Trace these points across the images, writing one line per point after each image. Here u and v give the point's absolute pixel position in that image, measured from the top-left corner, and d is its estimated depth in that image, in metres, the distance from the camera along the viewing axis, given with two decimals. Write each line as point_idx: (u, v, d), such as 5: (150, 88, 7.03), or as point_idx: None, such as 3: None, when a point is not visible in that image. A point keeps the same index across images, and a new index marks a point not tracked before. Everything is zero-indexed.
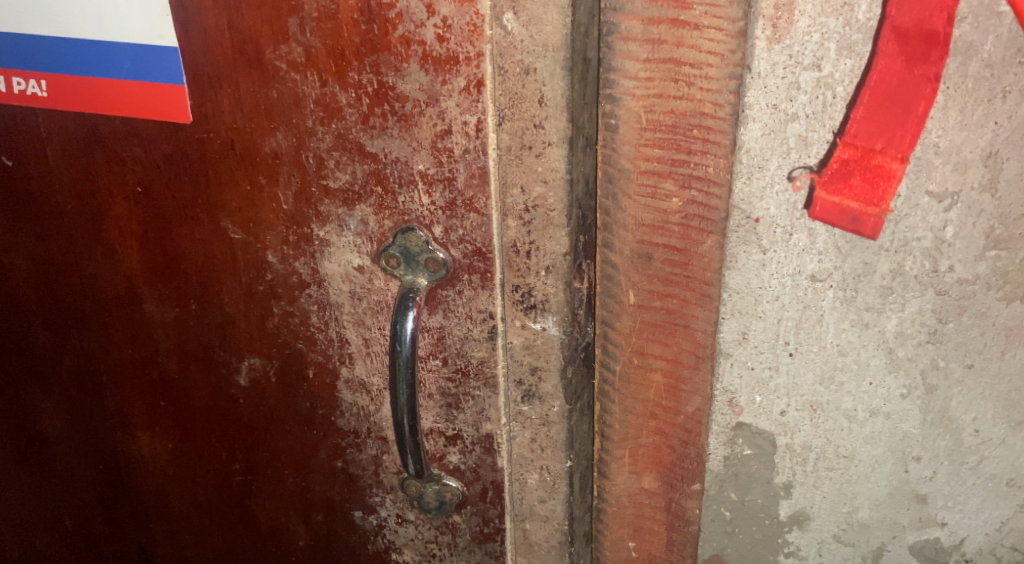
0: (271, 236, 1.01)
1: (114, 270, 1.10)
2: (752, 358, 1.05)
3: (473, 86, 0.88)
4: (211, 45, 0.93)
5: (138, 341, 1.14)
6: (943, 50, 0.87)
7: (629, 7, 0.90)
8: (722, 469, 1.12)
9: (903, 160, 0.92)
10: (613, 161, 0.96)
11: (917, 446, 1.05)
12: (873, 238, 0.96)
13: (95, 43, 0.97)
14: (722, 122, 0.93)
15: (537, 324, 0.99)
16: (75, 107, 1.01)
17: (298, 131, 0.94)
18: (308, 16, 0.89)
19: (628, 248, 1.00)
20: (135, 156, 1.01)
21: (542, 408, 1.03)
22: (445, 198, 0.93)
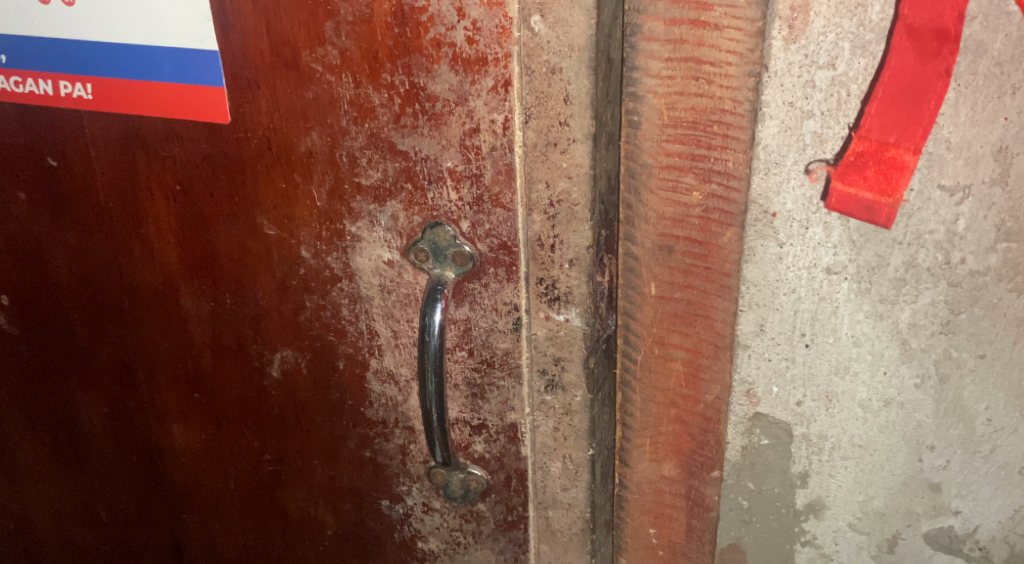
0: (306, 232, 1.05)
1: (153, 265, 1.14)
2: (769, 349, 1.07)
3: (501, 86, 0.91)
4: (250, 48, 0.97)
5: (174, 335, 1.18)
6: (954, 47, 0.90)
7: (651, 8, 0.94)
8: (739, 458, 1.14)
9: (916, 152, 0.94)
10: (635, 156, 1.01)
11: (930, 435, 1.07)
12: (886, 226, 0.99)
13: (139, 47, 1.01)
14: (741, 119, 0.96)
15: (561, 316, 1.02)
16: (119, 109, 1.05)
17: (332, 131, 0.98)
18: (344, 20, 0.93)
19: (649, 241, 1.04)
20: (175, 156, 1.06)
21: (564, 398, 1.06)
22: (473, 193, 0.97)
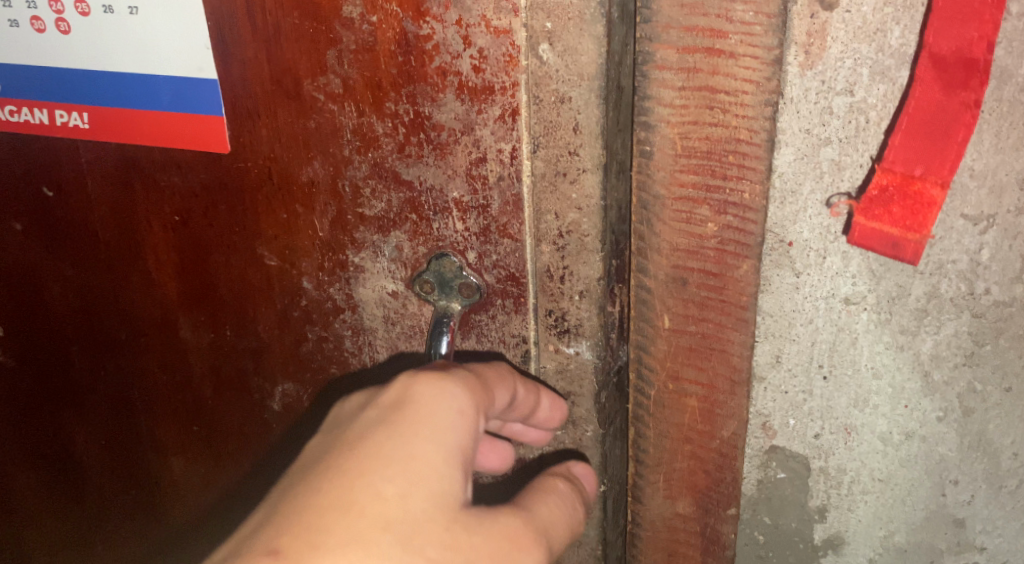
0: (307, 262, 1.02)
1: (151, 296, 1.12)
2: (786, 382, 1.04)
3: (508, 115, 0.88)
4: (250, 77, 0.94)
5: (173, 366, 1.15)
6: (982, 77, 0.83)
7: (664, 36, 0.89)
8: (755, 493, 1.12)
9: (944, 186, 0.87)
10: (647, 187, 0.95)
11: (954, 469, 1.04)
12: (914, 264, 0.91)
13: (136, 76, 0.99)
14: (758, 148, 0.91)
15: (571, 349, 0.97)
16: (117, 138, 1.03)
17: (334, 160, 0.96)
18: (346, 48, 0.90)
19: (663, 273, 0.98)
20: (173, 186, 1.03)
21: (575, 433, 1.01)
22: (479, 224, 0.94)
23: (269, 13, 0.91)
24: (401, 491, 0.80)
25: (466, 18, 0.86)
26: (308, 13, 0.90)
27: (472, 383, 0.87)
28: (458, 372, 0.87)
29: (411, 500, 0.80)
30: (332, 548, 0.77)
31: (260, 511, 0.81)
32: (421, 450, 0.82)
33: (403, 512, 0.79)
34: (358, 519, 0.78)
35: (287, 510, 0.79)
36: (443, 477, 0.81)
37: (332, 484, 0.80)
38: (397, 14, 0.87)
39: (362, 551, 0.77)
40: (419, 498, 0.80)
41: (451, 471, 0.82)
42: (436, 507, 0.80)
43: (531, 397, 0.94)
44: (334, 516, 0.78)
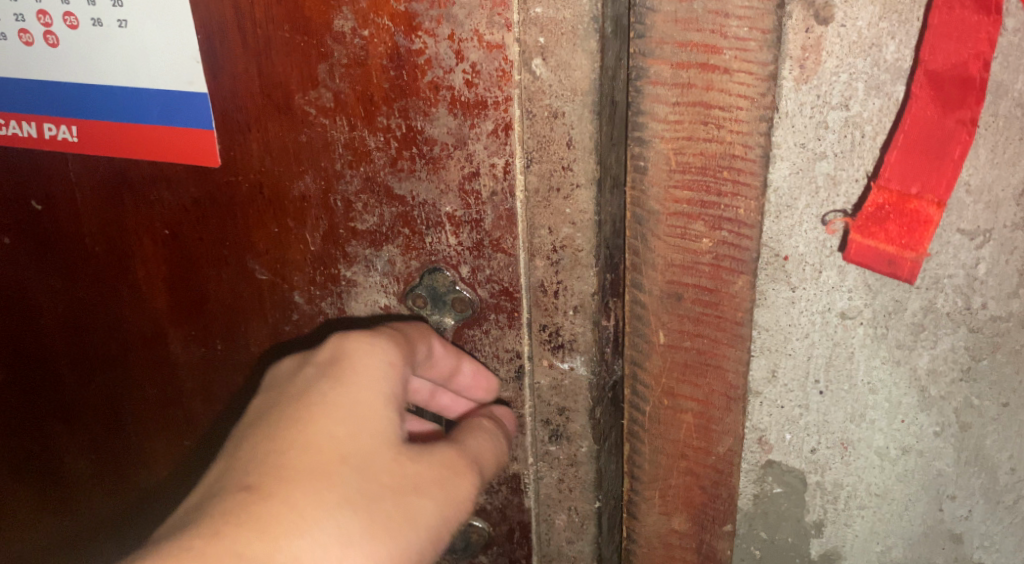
0: (298, 277, 1.01)
1: (141, 310, 1.11)
2: (782, 396, 1.04)
3: (501, 130, 0.88)
4: (241, 91, 0.93)
5: (163, 380, 1.14)
6: (979, 95, 0.82)
7: (658, 51, 0.88)
8: (751, 507, 1.11)
9: (941, 204, 0.86)
10: (642, 203, 0.94)
11: (951, 484, 1.03)
12: (911, 281, 0.90)
13: (126, 89, 0.98)
14: (752, 164, 0.90)
15: (565, 364, 0.96)
16: (106, 152, 1.02)
17: (326, 174, 0.95)
18: (337, 62, 0.89)
19: (657, 289, 0.96)
20: (163, 200, 1.02)
21: (569, 449, 1.00)
22: (472, 238, 0.93)
23: (258, 27, 0.90)
24: (352, 429, 0.83)
25: (458, 32, 0.85)
26: (299, 27, 0.89)
27: (397, 336, 0.90)
28: (384, 331, 0.90)
29: (360, 436, 0.83)
30: (296, 485, 0.79)
31: (218, 469, 0.83)
32: (364, 392, 0.85)
33: (355, 449, 0.82)
34: (316, 458, 0.81)
35: (245, 460, 0.81)
36: (385, 415, 0.85)
37: (285, 432, 0.83)
38: (389, 28, 0.86)
39: (322, 485, 0.80)
40: (367, 436, 0.83)
41: (391, 409, 0.85)
42: (383, 441, 0.83)
43: (450, 359, 0.95)
44: (292, 459, 0.81)
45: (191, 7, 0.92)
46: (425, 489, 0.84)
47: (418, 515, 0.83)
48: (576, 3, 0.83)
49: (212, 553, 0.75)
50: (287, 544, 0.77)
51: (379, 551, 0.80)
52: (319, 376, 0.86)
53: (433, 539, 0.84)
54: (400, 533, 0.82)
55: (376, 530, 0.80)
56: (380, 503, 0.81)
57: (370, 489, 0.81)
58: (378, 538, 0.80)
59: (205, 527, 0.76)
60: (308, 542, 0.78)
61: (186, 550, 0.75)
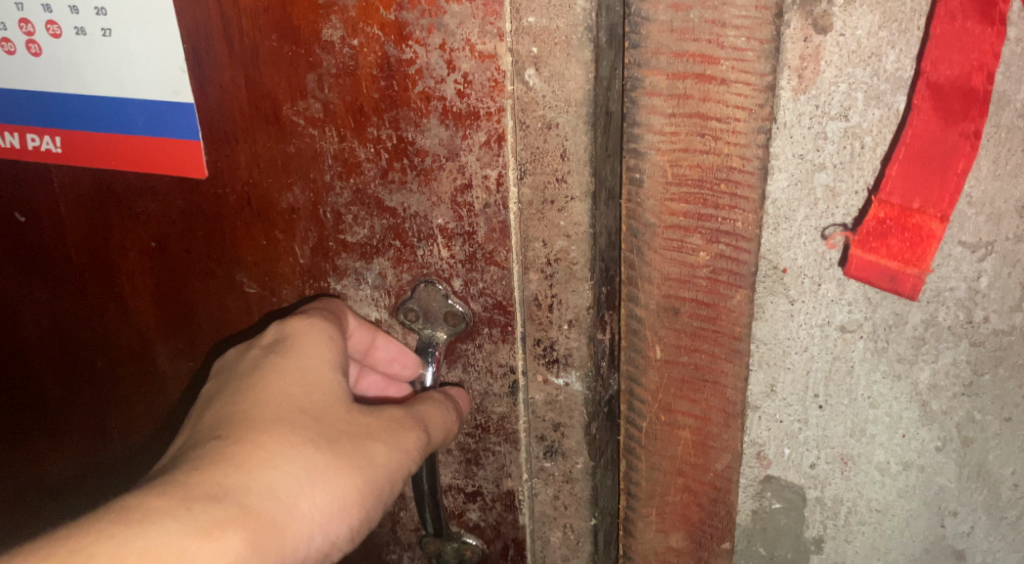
0: (288, 290, 0.99)
1: (127, 324, 1.08)
2: (781, 411, 1.02)
3: (493, 141, 0.86)
4: (228, 101, 0.92)
5: (150, 395, 1.12)
6: (983, 108, 0.81)
7: (653, 61, 0.86)
8: (750, 523, 1.09)
9: (943, 218, 0.84)
10: (637, 215, 0.92)
11: (953, 500, 1.01)
12: (913, 298, 0.88)
13: (111, 99, 0.96)
14: (751, 176, 0.88)
15: (560, 380, 0.95)
16: (90, 163, 1.00)
17: (315, 186, 0.93)
18: (326, 72, 0.87)
19: (654, 302, 0.95)
20: (149, 212, 1.01)
21: (565, 465, 0.99)
22: (465, 251, 0.91)
23: (245, 36, 0.88)
24: (305, 387, 0.88)
25: (450, 42, 0.83)
26: (287, 37, 0.87)
27: (334, 308, 0.95)
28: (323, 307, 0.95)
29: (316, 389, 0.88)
30: (264, 429, 0.84)
31: (184, 432, 0.87)
32: (316, 352, 0.90)
33: (312, 402, 0.87)
34: (277, 411, 0.86)
35: (211, 419, 0.86)
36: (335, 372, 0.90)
37: (245, 392, 0.87)
38: (379, 37, 0.85)
39: (287, 428, 0.85)
40: (321, 391, 0.88)
41: (339, 368, 0.91)
42: (336, 394, 0.89)
43: (365, 333, 0.96)
44: (256, 411, 0.85)
45: (175, 16, 0.90)
46: (379, 435, 0.89)
47: (374, 457, 0.88)
48: (570, 13, 0.81)
49: (197, 483, 0.78)
50: (262, 476, 0.81)
51: (341, 487, 0.85)
52: (270, 346, 0.91)
53: (388, 481, 0.89)
54: (360, 471, 0.87)
55: (339, 468, 0.85)
56: (340, 445, 0.86)
57: (330, 433, 0.86)
58: (341, 475, 0.85)
59: (185, 466, 0.80)
60: (281, 476, 0.82)
61: (171, 483, 0.78)
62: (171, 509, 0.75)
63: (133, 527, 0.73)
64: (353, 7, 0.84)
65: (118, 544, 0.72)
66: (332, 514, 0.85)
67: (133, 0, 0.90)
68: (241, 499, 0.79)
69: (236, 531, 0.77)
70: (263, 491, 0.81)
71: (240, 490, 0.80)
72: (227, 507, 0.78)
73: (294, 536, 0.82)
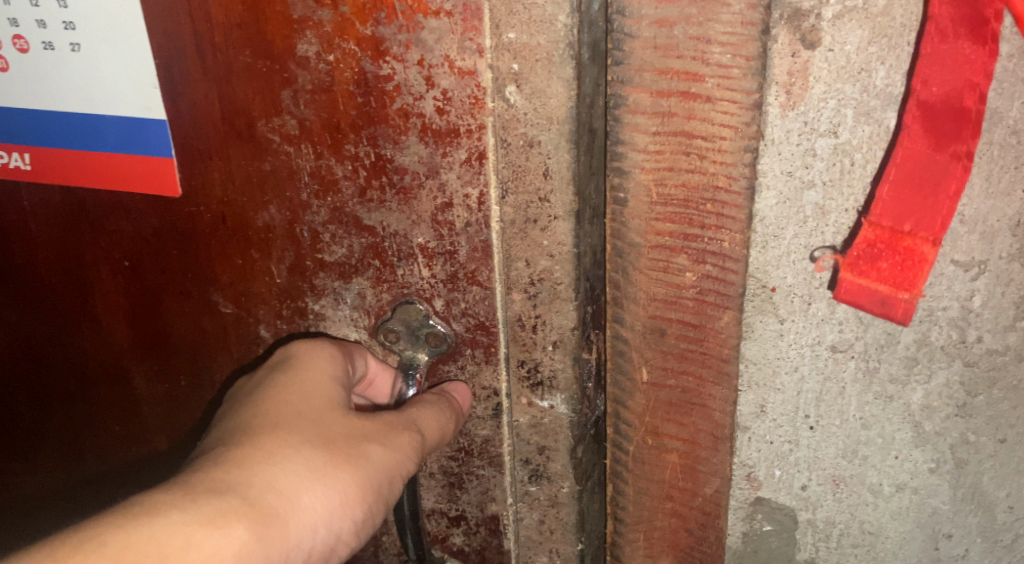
0: (264, 310, 0.97)
1: (101, 345, 1.06)
2: (771, 432, 0.99)
3: (475, 158, 0.84)
4: (201, 118, 0.89)
5: (126, 417, 1.09)
6: (975, 128, 0.78)
7: (637, 78, 0.84)
8: (741, 545, 1.06)
9: (936, 242, 0.82)
10: (622, 235, 0.90)
11: (947, 523, 0.99)
12: (904, 324, 0.86)
13: (82, 116, 0.93)
14: (737, 197, 0.86)
15: (545, 402, 0.93)
16: (61, 180, 0.98)
17: (291, 205, 0.90)
18: (302, 88, 0.85)
19: (640, 323, 0.92)
20: (123, 231, 0.98)
21: (550, 489, 0.97)
22: (446, 270, 0.89)
23: (218, 52, 0.86)
24: (303, 393, 0.86)
25: (428, 58, 0.81)
26: (261, 52, 0.85)
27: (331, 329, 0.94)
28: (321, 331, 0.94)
29: (315, 393, 0.87)
30: (265, 431, 0.83)
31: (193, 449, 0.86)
32: (316, 359, 0.89)
33: (311, 407, 0.86)
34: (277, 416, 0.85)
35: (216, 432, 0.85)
36: (335, 378, 0.88)
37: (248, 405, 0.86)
38: (355, 53, 0.82)
39: (286, 430, 0.83)
40: (320, 393, 0.87)
41: (340, 377, 0.89)
42: (335, 399, 0.87)
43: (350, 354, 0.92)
44: (256, 416, 0.85)
45: (146, 31, 0.87)
46: (378, 437, 0.87)
47: (373, 457, 0.86)
48: (551, 29, 0.80)
49: (199, 481, 0.77)
50: (263, 473, 0.80)
51: (341, 484, 0.83)
52: (274, 361, 0.90)
53: (389, 481, 0.87)
54: (359, 470, 0.84)
55: (340, 465, 0.83)
56: (338, 444, 0.84)
57: (329, 435, 0.85)
58: (341, 472, 0.83)
59: (188, 470, 0.79)
60: (282, 472, 0.81)
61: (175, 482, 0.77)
62: (175, 502, 0.74)
63: (139, 518, 0.72)
64: (329, 22, 0.82)
65: (128, 532, 0.71)
66: (334, 510, 0.83)
67: (102, 14, 0.88)
68: (242, 493, 0.78)
69: (239, 522, 0.76)
70: (264, 487, 0.79)
71: (241, 485, 0.78)
72: (230, 500, 0.77)
73: (297, 531, 0.80)
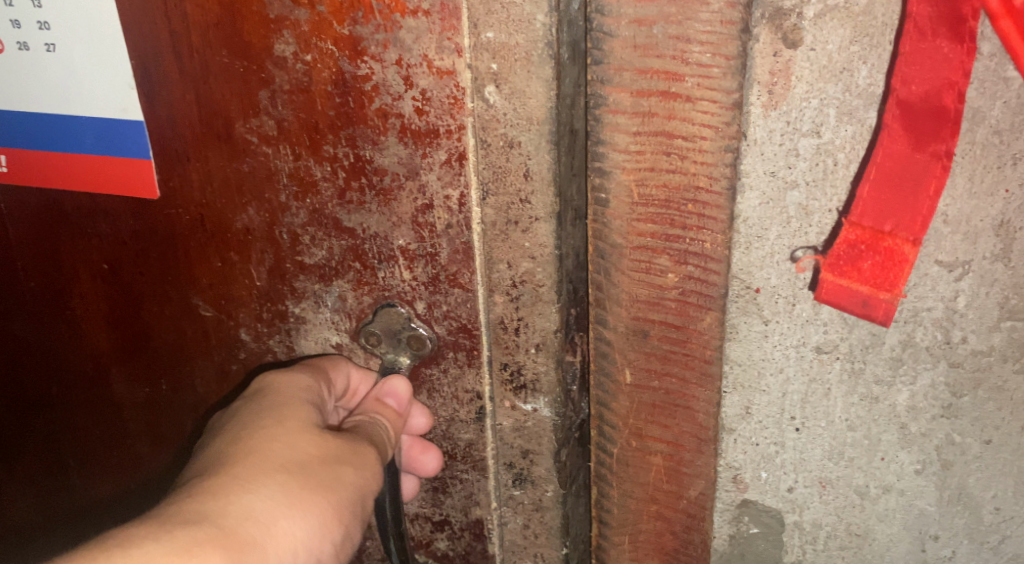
0: (244, 313, 0.96)
1: (80, 348, 1.05)
2: (756, 434, 0.99)
3: (454, 160, 0.83)
4: (179, 119, 0.88)
5: (106, 422, 1.08)
6: (954, 127, 0.79)
7: (617, 78, 0.83)
8: (727, 548, 1.05)
9: (916, 242, 0.83)
10: (604, 236, 0.89)
11: (934, 524, 0.98)
12: (885, 324, 0.87)
13: (58, 117, 0.93)
14: (718, 197, 0.85)
15: (528, 405, 0.92)
16: (37, 182, 0.97)
17: (270, 207, 0.90)
18: (280, 89, 0.84)
19: (623, 325, 0.92)
20: (101, 233, 0.97)
21: (535, 494, 0.96)
22: (428, 273, 0.88)
23: (195, 52, 0.85)
24: (277, 419, 0.86)
25: (406, 58, 0.80)
26: (237, 52, 0.84)
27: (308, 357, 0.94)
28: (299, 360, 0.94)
29: (288, 420, 0.86)
30: (240, 459, 0.82)
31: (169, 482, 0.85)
32: (290, 387, 0.89)
33: (285, 432, 0.85)
34: (252, 444, 0.84)
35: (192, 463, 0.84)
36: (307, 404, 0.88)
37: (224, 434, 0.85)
38: (332, 52, 0.82)
39: (261, 457, 0.83)
40: (293, 419, 0.86)
41: (313, 402, 0.88)
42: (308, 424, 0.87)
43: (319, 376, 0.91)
44: (229, 446, 0.84)
45: (123, 31, 0.87)
46: (351, 460, 0.86)
47: (347, 479, 0.85)
48: (529, 28, 0.79)
49: (173, 512, 0.76)
50: (237, 500, 0.79)
51: (317, 508, 0.82)
52: (249, 392, 0.89)
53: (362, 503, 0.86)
54: (334, 493, 0.84)
55: (314, 490, 0.83)
56: (313, 468, 0.84)
57: (304, 458, 0.84)
58: (315, 497, 0.82)
59: (162, 501, 0.78)
60: (256, 499, 0.80)
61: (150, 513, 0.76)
62: (150, 531, 0.73)
63: (114, 548, 0.71)
64: (306, 22, 0.81)
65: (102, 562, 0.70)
66: (310, 535, 0.81)
67: (77, 14, 0.87)
68: (217, 523, 0.77)
69: (215, 550, 0.74)
70: (240, 514, 0.78)
71: (216, 514, 0.77)
72: (204, 529, 0.75)
73: (274, 557, 0.79)
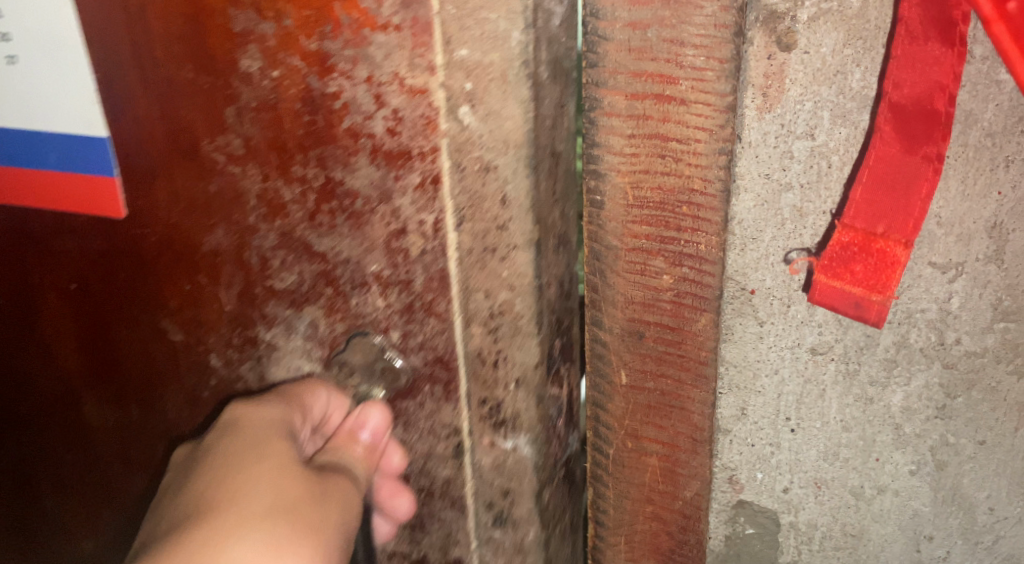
0: (214, 338, 0.93)
1: (50, 369, 1.04)
2: (752, 435, 1.00)
3: (428, 182, 0.79)
4: (145, 136, 0.87)
5: (77, 446, 1.06)
6: (945, 131, 0.79)
7: (612, 81, 0.84)
8: (724, 549, 1.06)
9: (908, 244, 0.82)
10: (599, 237, 0.90)
11: (928, 525, 0.98)
12: (878, 327, 0.85)
13: (21, 132, 0.90)
14: (713, 199, 0.85)
15: (507, 443, 0.87)
16: (6, 197, 0.95)
17: (239, 229, 0.87)
18: (246, 106, 0.82)
19: (618, 326, 0.92)
20: (70, 251, 0.96)
21: (515, 535, 0.89)
22: (402, 300, 0.84)
23: (159, 67, 0.84)
24: (257, 458, 0.80)
25: (377, 75, 0.78)
26: (202, 67, 0.83)
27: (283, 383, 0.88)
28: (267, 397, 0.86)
29: (268, 459, 0.81)
30: (222, 512, 0.77)
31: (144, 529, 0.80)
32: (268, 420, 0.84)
33: (263, 473, 0.80)
34: (233, 492, 0.78)
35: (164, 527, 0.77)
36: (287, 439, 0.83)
37: (202, 478, 0.80)
38: (301, 68, 0.79)
39: (241, 506, 0.77)
40: (273, 457, 0.81)
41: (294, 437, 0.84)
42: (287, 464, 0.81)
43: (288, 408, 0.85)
44: (212, 489, 0.78)
45: (86, 48, 0.85)
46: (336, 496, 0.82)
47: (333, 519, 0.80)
48: (504, 46, 0.76)
49: None
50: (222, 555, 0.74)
51: None
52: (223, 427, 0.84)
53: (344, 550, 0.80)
54: (320, 538, 0.78)
55: (299, 538, 0.77)
56: (296, 512, 0.78)
57: (285, 506, 0.78)
58: (299, 548, 0.76)
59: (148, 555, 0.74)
60: (240, 555, 0.74)
61: None
62: None
63: None
64: (273, 36, 0.79)
65: None
66: None
67: (39, 28, 0.85)
68: None
69: None
70: None
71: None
72: None
73: None
